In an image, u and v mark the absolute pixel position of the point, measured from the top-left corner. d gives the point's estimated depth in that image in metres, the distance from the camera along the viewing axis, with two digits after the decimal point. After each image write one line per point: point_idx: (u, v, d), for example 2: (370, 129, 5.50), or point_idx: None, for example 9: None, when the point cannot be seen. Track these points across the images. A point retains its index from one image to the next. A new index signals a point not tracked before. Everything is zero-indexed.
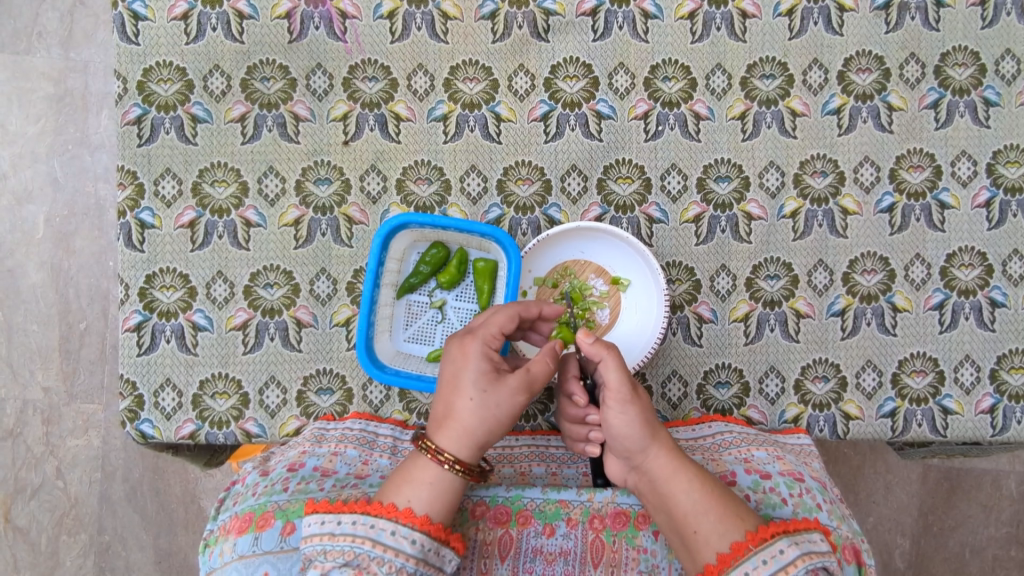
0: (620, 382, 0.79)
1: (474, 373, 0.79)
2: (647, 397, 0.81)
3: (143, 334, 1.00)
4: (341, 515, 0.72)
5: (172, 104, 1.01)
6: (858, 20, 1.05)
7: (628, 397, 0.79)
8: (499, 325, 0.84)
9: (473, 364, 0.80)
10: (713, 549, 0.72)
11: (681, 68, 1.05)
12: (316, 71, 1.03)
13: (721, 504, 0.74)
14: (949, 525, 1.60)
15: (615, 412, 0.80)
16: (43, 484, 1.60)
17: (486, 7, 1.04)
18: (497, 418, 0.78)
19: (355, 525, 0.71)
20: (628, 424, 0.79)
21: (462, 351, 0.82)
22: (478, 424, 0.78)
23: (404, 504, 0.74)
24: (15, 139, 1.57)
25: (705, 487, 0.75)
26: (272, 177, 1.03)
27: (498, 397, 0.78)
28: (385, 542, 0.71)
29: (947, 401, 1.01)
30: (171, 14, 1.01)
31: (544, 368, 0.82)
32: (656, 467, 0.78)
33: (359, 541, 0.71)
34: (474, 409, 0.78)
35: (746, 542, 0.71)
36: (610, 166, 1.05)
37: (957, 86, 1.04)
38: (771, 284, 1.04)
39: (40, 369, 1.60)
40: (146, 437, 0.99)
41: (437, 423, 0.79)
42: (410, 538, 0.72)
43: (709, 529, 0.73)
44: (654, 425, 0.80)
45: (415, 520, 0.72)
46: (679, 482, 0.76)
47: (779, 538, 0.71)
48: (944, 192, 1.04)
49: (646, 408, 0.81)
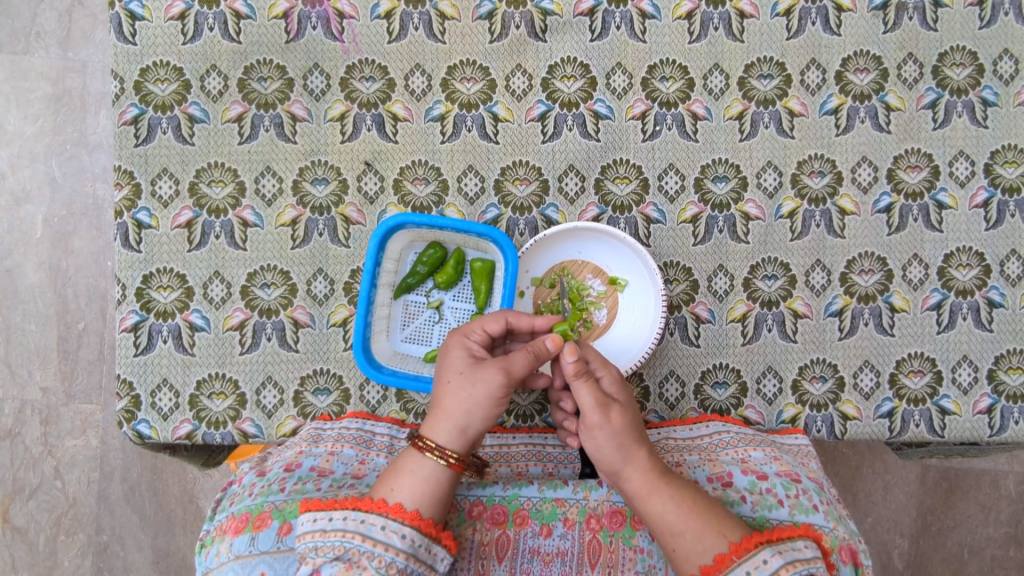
0: (591, 406, 0.78)
1: (452, 363, 0.82)
2: (619, 416, 0.79)
3: (140, 334, 1.00)
4: (333, 512, 0.72)
5: (169, 104, 1.01)
6: (856, 20, 1.05)
7: (598, 422, 0.78)
8: (484, 322, 0.87)
9: (455, 355, 0.83)
10: (695, 563, 0.73)
11: (679, 69, 1.05)
12: (314, 71, 1.03)
13: (700, 521, 0.74)
14: (947, 525, 1.60)
15: (588, 434, 0.79)
16: (41, 484, 1.60)
17: (484, 6, 1.04)
18: (477, 401, 0.79)
19: (345, 521, 0.72)
20: (600, 446, 0.78)
21: (446, 347, 0.85)
22: (457, 408, 0.79)
23: (394, 499, 0.74)
24: (12, 139, 1.57)
25: (683, 504, 0.75)
26: (269, 177, 1.03)
27: (475, 382, 0.79)
28: (375, 537, 0.71)
29: (945, 402, 1.01)
30: (168, 14, 1.01)
31: (523, 360, 0.81)
32: (632, 487, 0.77)
33: (349, 536, 0.71)
34: (454, 393, 0.79)
35: (729, 554, 0.72)
36: (607, 166, 1.05)
37: (955, 86, 1.04)
38: (768, 284, 1.04)
39: (38, 369, 1.59)
40: (142, 437, 0.99)
41: (426, 417, 0.81)
42: (400, 533, 0.72)
43: (689, 547, 0.73)
44: (628, 444, 0.77)
45: (405, 515, 0.73)
46: (655, 503, 0.75)
47: (763, 548, 0.72)
48: (941, 192, 1.04)
49: (618, 429, 0.78)
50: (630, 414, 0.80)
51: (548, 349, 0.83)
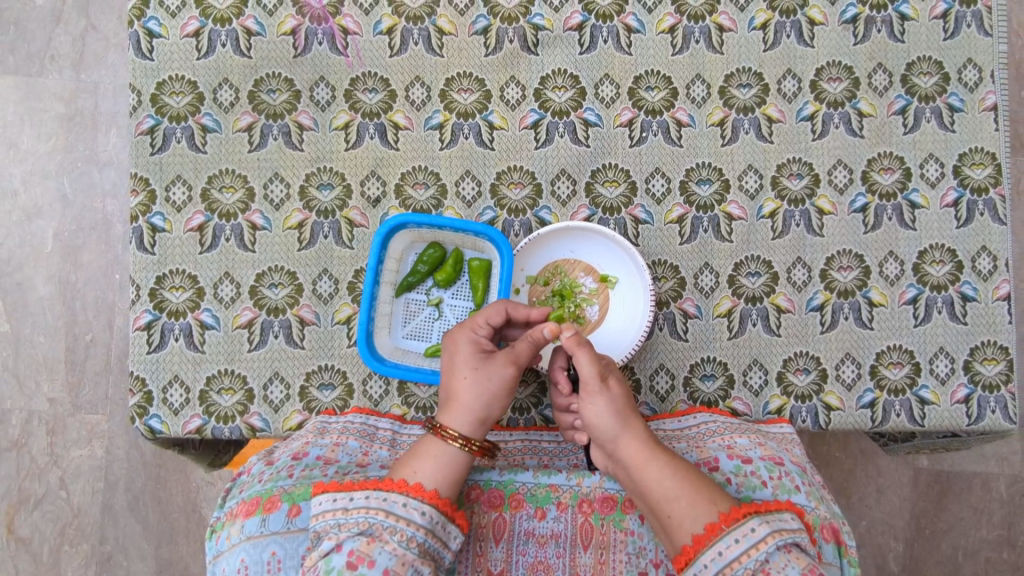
0: (592, 375, 0.88)
1: (462, 357, 0.90)
2: (617, 385, 0.89)
3: (153, 332, 1.04)
4: (353, 491, 0.76)
5: (184, 115, 1.07)
6: (828, 33, 1.11)
7: (597, 388, 0.87)
8: (484, 313, 0.93)
9: (463, 350, 0.90)
10: (688, 531, 0.77)
11: (663, 79, 1.12)
12: (320, 84, 1.10)
13: (693, 490, 0.79)
14: (941, 527, 1.63)
15: (589, 402, 0.88)
16: (47, 494, 1.63)
17: (479, 23, 1.11)
18: (493, 393, 0.87)
19: (368, 499, 0.76)
20: (600, 414, 0.86)
21: (453, 341, 0.92)
22: (475, 399, 0.86)
23: (414, 479, 0.79)
24: (26, 157, 1.63)
25: (676, 472, 0.80)
26: (278, 182, 1.09)
27: (486, 374, 0.87)
28: (397, 513, 0.76)
29: (924, 392, 1.06)
30: (184, 31, 1.07)
31: (527, 347, 0.89)
32: (629, 456, 0.83)
33: (373, 512, 0.75)
34: (470, 387, 0.87)
35: (719, 523, 0.76)
36: (597, 170, 1.11)
37: (923, 94, 1.11)
38: (752, 280, 1.10)
39: (46, 380, 1.63)
40: (154, 432, 1.03)
41: (442, 408, 0.88)
42: (420, 510, 0.77)
43: (682, 514, 0.77)
44: (626, 413, 0.86)
45: (425, 493, 0.78)
46: (650, 470, 0.81)
47: (751, 518, 0.76)
48: (914, 192, 1.10)
49: (616, 397, 0.88)
50: (626, 386, 0.90)
51: (545, 336, 0.88)
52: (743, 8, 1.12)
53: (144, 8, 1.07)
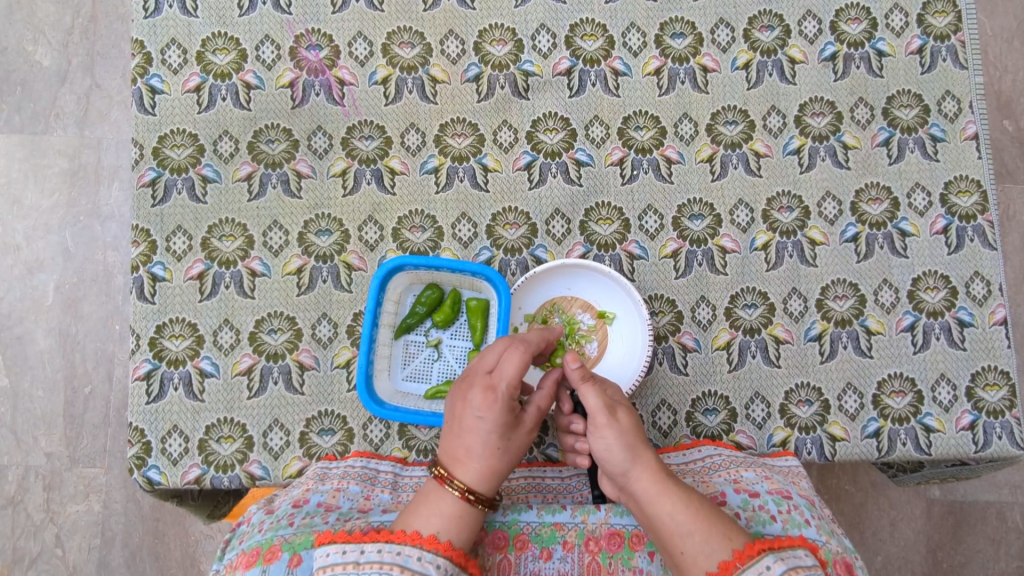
0: (599, 406, 0.89)
1: (496, 421, 0.86)
2: (626, 416, 0.90)
3: (152, 381, 1.04)
4: (365, 544, 0.75)
5: (184, 167, 1.09)
6: (809, 70, 1.15)
7: (606, 421, 0.88)
8: (518, 373, 0.88)
9: (494, 415, 0.87)
10: (701, 567, 0.76)
11: (651, 119, 1.15)
12: (317, 133, 1.13)
13: (707, 524, 0.78)
14: (959, 560, 1.59)
15: (599, 435, 0.88)
16: (42, 552, 1.60)
17: (471, 71, 1.15)
18: (514, 457, 0.89)
19: (381, 553, 0.74)
20: (610, 446, 0.87)
21: (483, 402, 0.87)
22: (500, 465, 0.86)
23: (428, 531, 0.78)
24: (29, 213, 1.66)
25: (689, 507, 0.79)
26: (276, 230, 1.10)
27: (517, 437, 0.89)
28: (412, 567, 0.74)
29: (928, 419, 1.05)
30: (185, 87, 1.11)
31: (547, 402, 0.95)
32: (640, 488, 0.83)
33: (386, 567, 0.73)
34: (494, 452, 0.87)
35: (733, 561, 0.74)
36: (590, 209, 1.14)
37: (905, 125, 1.14)
38: (749, 312, 1.10)
39: (43, 434, 1.62)
40: (152, 483, 1.01)
41: (456, 467, 0.86)
42: (435, 563, 0.75)
43: (696, 549, 0.76)
44: (635, 445, 0.86)
45: (439, 545, 0.77)
46: (663, 503, 0.80)
47: (766, 555, 0.73)
48: (903, 221, 1.11)
49: (625, 428, 0.88)
50: (634, 417, 0.91)
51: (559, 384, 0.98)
52: (725, 49, 1.16)
53: (147, 66, 1.11)
